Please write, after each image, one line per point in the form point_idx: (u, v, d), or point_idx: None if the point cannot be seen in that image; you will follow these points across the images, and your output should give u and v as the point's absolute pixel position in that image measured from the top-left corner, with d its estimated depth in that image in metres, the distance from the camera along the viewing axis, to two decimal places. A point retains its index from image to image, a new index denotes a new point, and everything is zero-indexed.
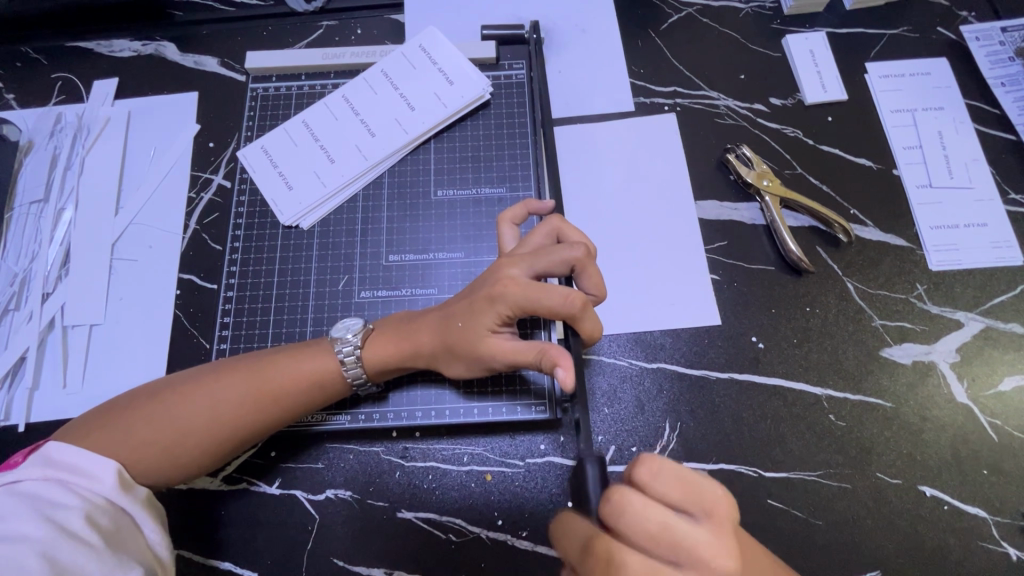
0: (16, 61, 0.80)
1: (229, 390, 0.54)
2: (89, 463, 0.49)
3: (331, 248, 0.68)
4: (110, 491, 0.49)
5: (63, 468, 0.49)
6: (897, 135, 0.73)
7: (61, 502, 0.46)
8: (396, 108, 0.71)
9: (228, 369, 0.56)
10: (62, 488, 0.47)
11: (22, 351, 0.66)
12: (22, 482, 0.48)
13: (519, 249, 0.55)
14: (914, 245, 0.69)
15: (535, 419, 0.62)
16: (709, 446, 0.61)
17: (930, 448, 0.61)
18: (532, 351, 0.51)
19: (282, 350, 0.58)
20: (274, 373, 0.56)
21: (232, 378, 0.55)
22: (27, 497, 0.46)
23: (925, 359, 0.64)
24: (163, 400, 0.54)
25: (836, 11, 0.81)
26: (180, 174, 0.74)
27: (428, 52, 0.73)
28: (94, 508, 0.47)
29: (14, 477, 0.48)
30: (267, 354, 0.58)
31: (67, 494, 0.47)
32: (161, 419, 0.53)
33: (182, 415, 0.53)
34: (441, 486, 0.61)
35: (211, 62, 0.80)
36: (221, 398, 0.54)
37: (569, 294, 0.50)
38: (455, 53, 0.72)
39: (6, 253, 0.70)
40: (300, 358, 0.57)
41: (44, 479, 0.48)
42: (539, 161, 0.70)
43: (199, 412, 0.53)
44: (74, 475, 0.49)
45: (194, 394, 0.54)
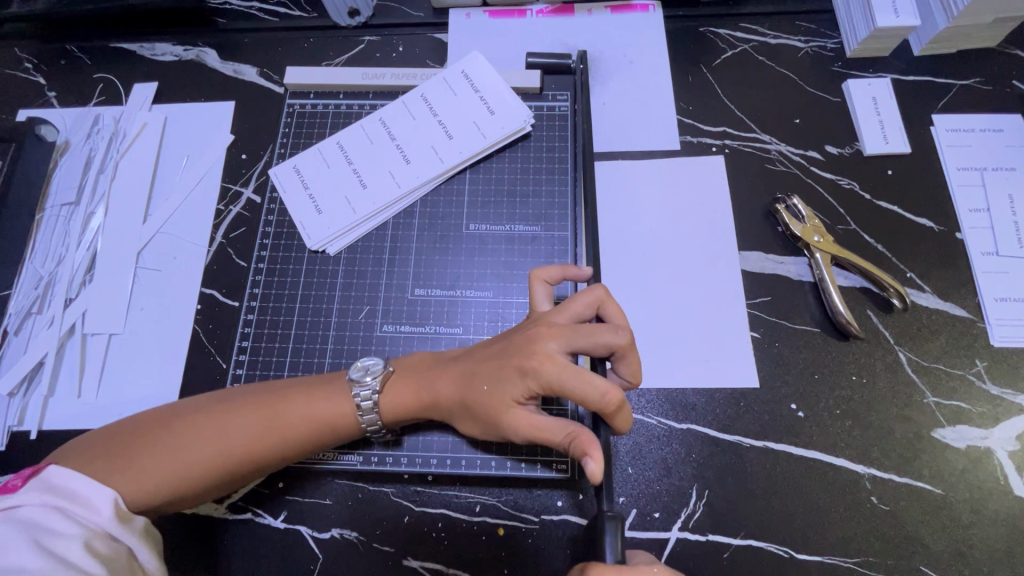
0: (60, 58, 0.80)
1: (240, 426, 0.52)
2: (91, 493, 0.48)
3: (356, 276, 0.66)
4: (111, 523, 0.47)
5: (63, 496, 0.47)
6: (962, 196, 0.68)
7: (62, 530, 0.45)
8: (433, 136, 0.69)
9: (238, 403, 0.54)
10: (63, 516, 0.46)
11: (40, 356, 0.65)
12: (21, 508, 0.46)
13: (555, 318, 0.52)
14: (975, 317, 0.64)
15: (554, 476, 0.59)
16: (738, 520, 0.57)
17: (982, 545, 0.56)
18: (556, 432, 0.48)
19: (294, 386, 0.56)
20: (288, 410, 0.53)
21: (244, 411, 0.53)
22: (27, 524, 0.44)
23: (981, 445, 0.59)
24: (171, 430, 0.52)
25: (903, 56, 0.76)
26: (211, 186, 0.73)
27: (470, 79, 0.70)
28: (96, 538, 0.46)
29: (13, 502, 0.46)
30: (280, 388, 0.55)
31: (68, 523, 0.45)
32: (165, 449, 0.51)
33: (190, 449, 0.51)
34: (451, 536, 0.58)
35: (251, 72, 0.79)
36: (227, 434, 0.52)
37: (608, 391, 0.47)
38: (499, 83, 0.70)
39: (33, 254, 0.70)
40: (315, 395, 0.54)
41: (46, 503, 0.46)
42: (578, 200, 0.67)
43: (208, 447, 0.51)
44: (76, 503, 0.47)
45: (204, 426, 0.52)
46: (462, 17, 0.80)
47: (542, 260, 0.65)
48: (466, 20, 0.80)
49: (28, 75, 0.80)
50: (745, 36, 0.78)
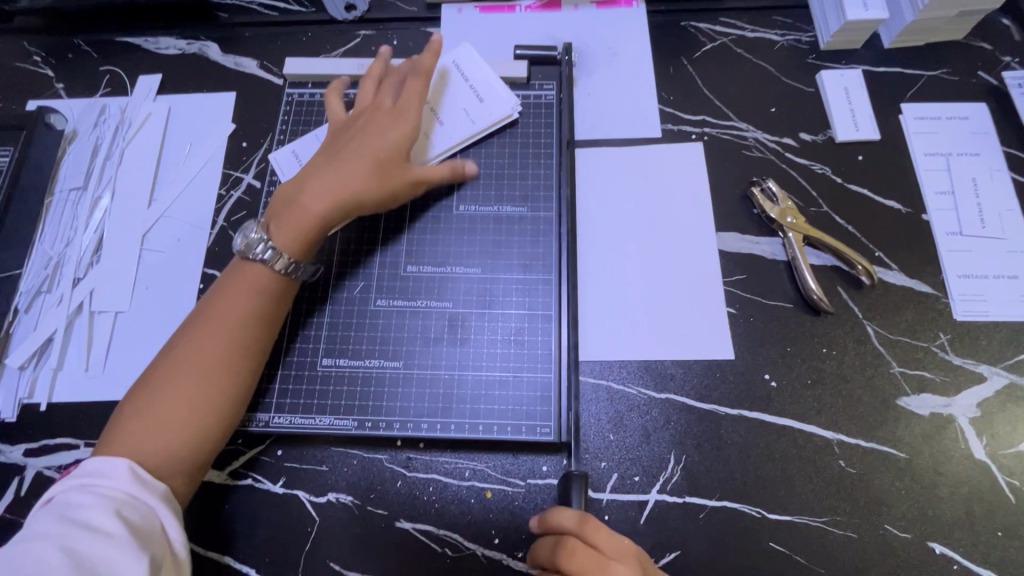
0: (68, 52, 0.84)
1: (196, 350, 0.55)
2: (104, 465, 0.49)
3: (350, 253, 0.69)
4: (129, 486, 0.48)
5: (86, 475, 0.48)
6: (928, 179, 0.72)
7: (84, 502, 0.46)
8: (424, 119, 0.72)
9: (179, 340, 0.56)
10: (86, 491, 0.47)
11: (50, 332, 0.68)
12: (53, 496, 0.47)
13: (363, 131, 0.65)
14: (940, 293, 0.67)
15: (540, 441, 0.62)
16: (713, 483, 0.61)
17: (944, 504, 0.59)
18: None
19: (209, 296, 0.59)
20: (220, 311, 0.57)
21: (191, 329, 0.56)
22: (56, 505, 0.46)
23: (944, 412, 0.62)
24: (145, 392, 0.53)
25: (873, 48, 0.80)
26: (213, 172, 0.76)
27: (460, 68, 0.74)
28: (116, 504, 0.46)
29: (46, 494, 0.48)
30: (200, 308, 0.58)
31: (89, 495, 0.46)
32: (147, 397, 0.53)
33: (165, 380, 0.53)
34: (441, 499, 0.61)
35: (251, 64, 0.82)
36: (187, 349, 0.55)
37: None
38: (489, 74, 0.74)
39: (43, 237, 0.73)
40: (231, 287, 0.58)
41: (72, 486, 0.48)
42: (563, 182, 0.71)
43: (182, 382, 0.53)
44: (97, 477, 0.48)
45: (165, 370, 0.54)
46: (454, 12, 0.83)
47: (528, 240, 0.69)
48: (457, 14, 0.83)
49: (37, 68, 0.83)
50: (724, 30, 0.82)
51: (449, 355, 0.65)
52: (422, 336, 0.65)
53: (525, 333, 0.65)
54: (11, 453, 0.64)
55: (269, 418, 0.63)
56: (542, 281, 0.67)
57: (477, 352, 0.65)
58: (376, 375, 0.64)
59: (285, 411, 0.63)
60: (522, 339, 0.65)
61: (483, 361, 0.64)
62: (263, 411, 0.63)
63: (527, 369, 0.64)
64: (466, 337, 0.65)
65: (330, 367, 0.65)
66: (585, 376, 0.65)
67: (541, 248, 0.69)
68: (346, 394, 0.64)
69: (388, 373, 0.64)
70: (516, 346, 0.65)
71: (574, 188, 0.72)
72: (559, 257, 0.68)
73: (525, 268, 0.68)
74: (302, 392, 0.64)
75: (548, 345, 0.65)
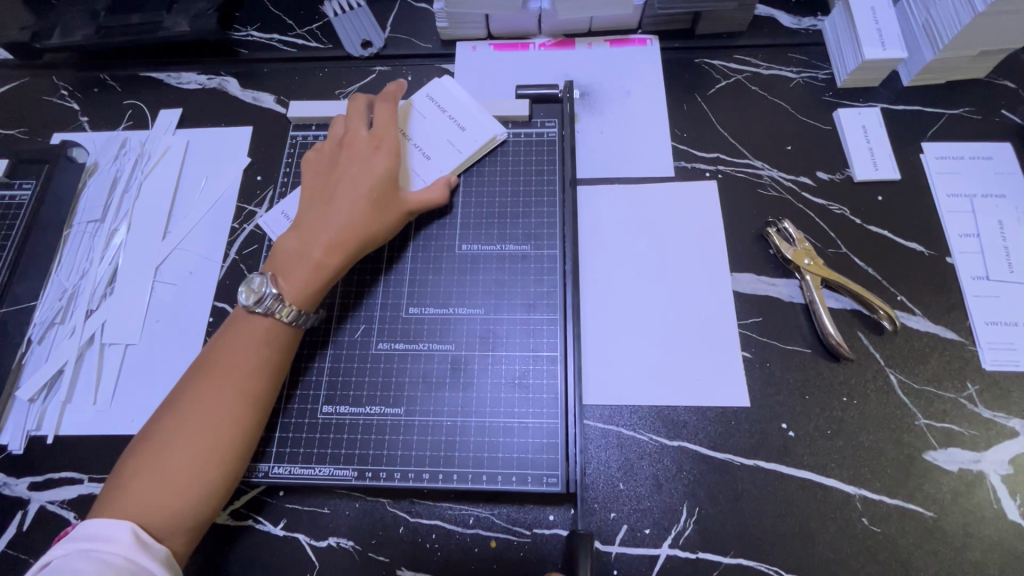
0: (94, 86, 0.86)
1: (202, 405, 0.54)
2: (105, 527, 0.48)
3: (355, 294, 0.68)
4: (132, 550, 0.47)
5: (87, 539, 0.47)
6: (952, 222, 0.70)
7: (83, 570, 0.44)
8: (415, 151, 0.71)
9: (181, 394, 0.55)
10: (86, 557, 0.46)
11: (60, 364, 0.69)
12: (51, 562, 0.46)
13: (353, 159, 0.66)
14: (967, 340, 0.64)
15: (546, 492, 0.60)
16: (728, 537, 0.58)
17: (976, 568, 0.56)
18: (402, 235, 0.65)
19: (215, 346, 0.58)
20: (226, 363, 0.56)
21: (195, 377, 0.56)
22: (54, 574, 0.44)
23: (973, 468, 0.59)
24: (148, 451, 0.52)
25: (892, 86, 0.78)
26: (227, 205, 0.77)
27: (436, 101, 0.74)
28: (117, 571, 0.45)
29: (45, 559, 0.47)
30: (205, 358, 0.58)
31: (89, 563, 0.45)
32: (150, 449, 0.52)
33: (169, 430, 0.53)
34: (444, 548, 0.59)
35: (268, 99, 0.84)
36: (191, 397, 0.55)
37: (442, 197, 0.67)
38: (468, 101, 0.74)
39: (59, 268, 0.74)
40: (239, 336, 0.58)
41: (72, 551, 0.46)
42: (567, 220, 0.70)
43: (185, 440, 0.53)
44: (98, 542, 0.47)
45: (169, 425, 0.53)
46: (468, 49, 0.85)
47: (533, 280, 0.68)
48: (471, 52, 0.84)
49: (64, 102, 0.86)
50: (739, 67, 0.81)
51: (452, 401, 0.63)
52: (424, 381, 0.64)
53: (529, 375, 0.64)
54: (16, 486, 0.64)
55: (268, 468, 0.61)
56: (546, 321, 0.66)
57: (482, 396, 0.63)
58: (376, 423, 0.63)
59: (284, 461, 0.62)
60: (527, 383, 0.64)
61: (487, 408, 0.63)
62: (263, 459, 0.62)
63: (532, 415, 0.62)
64: (469, 382, 0.64)
65: (331, 416, 0.63)
66: (593, 422, 0.63)
67: (545, 286, 0.68)
68: (347, 442, 0.62)
69: (390, 421, 0.63)
70: (520, 390, 0.63)
71: (577, 223, 0.71)
72: (564, 294, 0.67)
73: (529, 308, 0.67)
74: (303, 440, 0.63)
75: (552, 388, 0.63)
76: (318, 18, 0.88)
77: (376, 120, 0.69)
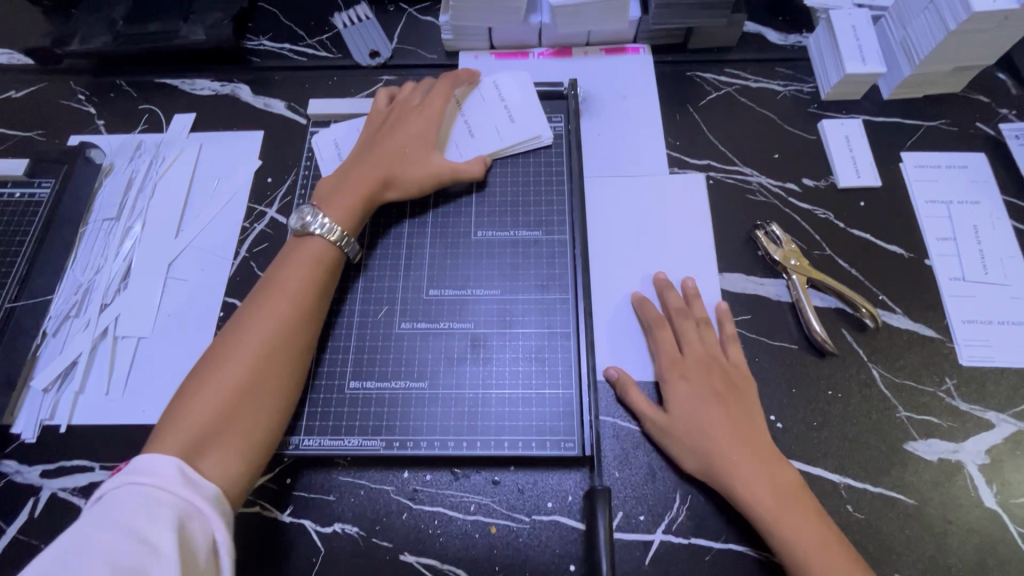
0: (111, 91, 0.90)
1: (256, 330, 0.59)
2: (155, 459, 0.50)
3: (373, 280, 0.71)
4: (177, 485, 0.49)
5: (137, 472, 0.49)
6: (930, 226, 0.74)
7: (131, 505, 0.46)
8: (461, 129, 0.77)
9: (240, 319, 0.61)
10: (134, 491, 0.48)
11: (75, 355, 0.71)
12: (104, 494, 0.48)
13: (402, 124, 0.74)
14: (945, 337, 0.68)
15: (564, 457, 0.63)
16: (719, 524, 0.60)
17: (955, 552, 0.59)
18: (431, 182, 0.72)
19: (260, 287, 0.63)
20: (280, 291, 0.62)
21: (251, 306, 0.62)
22: (106, 507, 0.47)
23: (952, 458, 0.62)
24: (208, 369, 0.57)
25: (873, 99, 0.83)
26: (239, 205, 0.80)
27: (499, 88, 0.80)
28: (163, 506, 0.47)
29: (98, 492, 0.49)
30: (245, 309, 0.61)
31: (137, 497, 0.47)
32: (211, 368, 0.57)
33: (227, 351, 0.58)
34: (446, 532, 0.61)
35: (280, 105, 0.87)
36: (247, 321, 0.60)
37: (478, 165, 0.74)
38: (528, 98, 0.79)
39: (75, 264, 0.76)
40: (278, 288, 0.62)
41: (121, 484, 0.48)
42: (574, 209, 0.74)
43: (242, 358, 0.57)
44: (144, 476, 0.49)
45: (228, 347, 0.58)
46: (471, 58, 0.89)
47: (544, 262, 0.71)
48: (474, 61, 0.88)
49: (81, 106, 0.89)
50: (729, 79, 0.86)
51: (473, 374, 0.66)
52: (446, 356, 0.67)
53: (545, 351, 0.67)
54: (29, 474, 0.66)
55: (298, 441, 0.64)
56: (559, 301, 0.69)
57: (501, 371, 0.66)
58: (402, 396, 0.65)
59: (314, 433, 0.64)
60: (542, 356, 0.66)
61: (506, 379, 0.65)
62: (292, 434, 0.64)
63: (549, 387, 0.65)
64: (489, 357, 0.66)
65: (358, 390, 0.66)
66: (605, 416, 0.66)
67: (556, 270, 0.71)
68: (373, 416, 0.65)
69: (415, 393, 0.65)
70: (536, 364, 0.66)
71: (585, 214, 0.75)
72: (573, 279, 0.70)
73: (542, 289, 0.70)
74: (331, 414, 0.65)
75: (567, 361, 0.66)
76: (328, 29, 0.92)
77: (430, 94, 0.77)
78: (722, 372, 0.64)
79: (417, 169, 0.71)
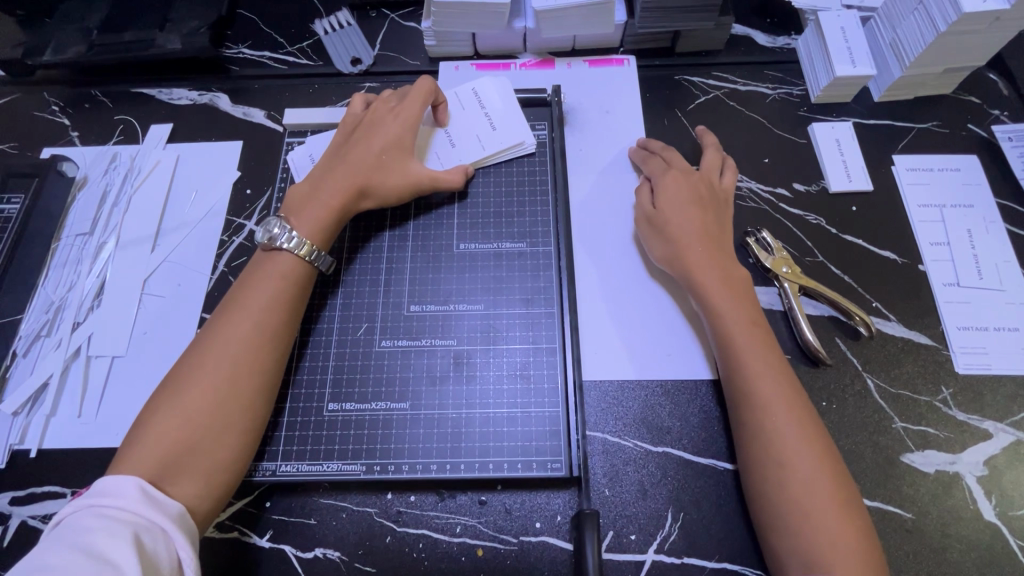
0: (85, 102, 0.87)
1: (220, 348, 0.57)
2: (114, 483, 0.48)
3: (354, 295, 0.69)
4: (138, 502, 0.47)
5: (98, 495, 0.48)
6: (923, 230, 0.72)
7: (89, 524, 0.45)
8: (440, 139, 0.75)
9: (204, 337, 0.58)
10: (93, 512, 0.46)
11: (46, 377, 0.69)
12: (62, 519, 0.47)
13: (377, 126, 0.70)
14: (940, 345, 0.66)
15: (552, 477, 0.61)
16: (712, 543, 0.59)
17: (954, 567, 0.57)
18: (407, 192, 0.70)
19: (226, 302, 0.61)
20: (246, 305, 0.60)
21: (216, 322, 0.59)
22: (62, 530, 0.45)
23: (950, 470, 0.61)
24: (170, 390, 0.55)
25: (863, 102, 0.81)
26: (217, 218, 0.78)
27: (479, 95, 0.78)
28: (122, 522, 0.45)
29: (57, 518, 0.47)
30: (211, 326, 0.59)
31: (95, 517, 0.45)
32: (172, 389, 0.55)
33: (189, 371, 0.56)
34: (432, 556, 0.59)
35: (259, 114, 0.85)
36: (211, 339, 0.58)
37: (457, 175, 0.72)
38: (510, 103, 0.78)
39: (46, 281, 0.74)
40: (244, 299, 0.60)
41: (80, 508, 0.47)
42: (560, 218, 0.72)
43: (204, 377, 0.55)
44: (105, 497, 0.47)
45: (189, 367, 0.56)
46: (451, 69, 0.87)
47: (529, 274, 0.69)
48: (454, 72, 0.87)
49: (54, 117, 0.86)
50: (717, 83, 0.84)
51: (457, 394, 0.64)
52: (428, 375, 0.64)
53: (531, 366, 0.65)
54: None
55: (276, 467, 0.62)
56: (544, 314, 0.67)
57: (485, 388, 0.64)
58: (383, 417, 0.63)
59: (292, 459, 0.62)
60: (529, 374, 0.64)
61: (491, 399, 0.63)
62: (270, 459, 0.62)
63: (535, 404, 0.63)
64: (472, 374, 0.64)
65: (337, 412, 0.63)
66: (593, 432, 0.64)
67: (541, 282, 0.69)
68: (354, 438, 0.62)
69: (397, 414, 0.63)
70: (522, 381, 0.64)
71: (571, 224, 0.73)
72: (559, 290, 0.68)
73: (527, 302, 0.68)
74: (310, 437, 0.63)
75: (553, 376, 0.64)
76: (308, 36, 0.91)
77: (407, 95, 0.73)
78: (740, 276, 0.64)
79: (393, 178, 0.69)
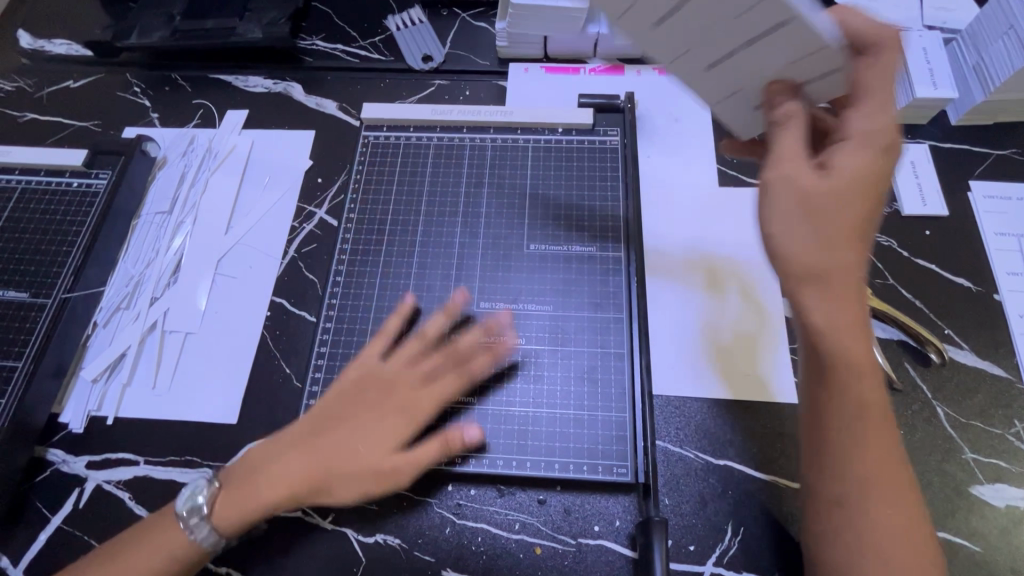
0: (165, 85, 0.90)
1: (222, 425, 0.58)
2: None
3: (425, 289, 0.70)
4: None
5: None
6: (1000, 260, 0.71)
7: None
8: None
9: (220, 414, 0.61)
10: None
11: (123, 348, 0.71)
12: None
13: None
14: (1015, 377, 0.65)
15: (615, 482, 0.61)
16: (773, 561, 0.58)
17: None
18: None
19: None
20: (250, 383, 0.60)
21: None
22: None
23: (1021, 506, 0.59)
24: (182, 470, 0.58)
25: (940, 124, 0.80)
26: (289, 204, 0.80)
27: None
28: None
29: None
30: None
31: None
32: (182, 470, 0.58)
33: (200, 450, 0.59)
34: (490, 551, 0.60)
35: (332, 106, 0.87)
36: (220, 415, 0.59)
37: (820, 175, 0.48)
38: None
39: (127, 256, 0.77)
40: None
41: None
42: (629, 224, 0.72)
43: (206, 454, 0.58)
44: None
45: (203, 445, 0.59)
46: (521, 71, 0.87)
47: (597, 279, 0.70)
48: (525, 74, 0.87)
49: (136, 98, 0.90)
50: None
51: (524, 392, 0.64)
52: (496, 372, 0.65)
53: (597, 370, 0.65)
54: (75, 464, 0.66)
55: None
56: (612, 319, 0.68)
57: (551, 389, 0.64)
58: (451, 410, 0.64)
59: None
60: (594, 377, 0.65)
61: (557, 399, 0.64)
62: None
63: (601, 408, 0.63)
64: (539, 375, 0.65)
65: None
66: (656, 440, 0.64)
67: (610, 287, 0.69)
68: None
69: (465, 408, 0.64)
70: (588, 384, 0.64)
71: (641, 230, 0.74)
72: (628, 295, 0.69)
73: (594, 307, 0.68)
74: None
75: (619, 382, 0.65)
76: (381, 31, 0.92)
77: None
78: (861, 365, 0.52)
79: None
